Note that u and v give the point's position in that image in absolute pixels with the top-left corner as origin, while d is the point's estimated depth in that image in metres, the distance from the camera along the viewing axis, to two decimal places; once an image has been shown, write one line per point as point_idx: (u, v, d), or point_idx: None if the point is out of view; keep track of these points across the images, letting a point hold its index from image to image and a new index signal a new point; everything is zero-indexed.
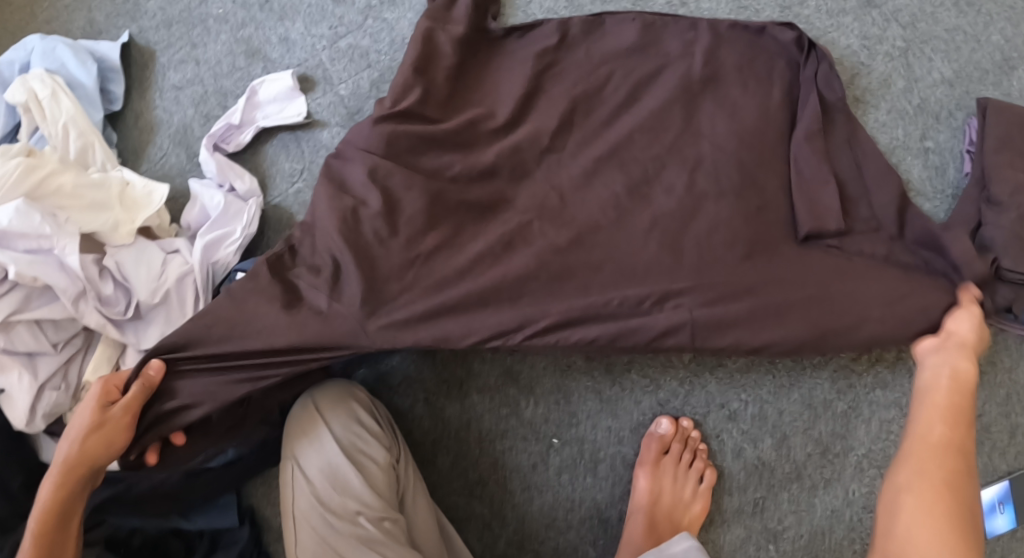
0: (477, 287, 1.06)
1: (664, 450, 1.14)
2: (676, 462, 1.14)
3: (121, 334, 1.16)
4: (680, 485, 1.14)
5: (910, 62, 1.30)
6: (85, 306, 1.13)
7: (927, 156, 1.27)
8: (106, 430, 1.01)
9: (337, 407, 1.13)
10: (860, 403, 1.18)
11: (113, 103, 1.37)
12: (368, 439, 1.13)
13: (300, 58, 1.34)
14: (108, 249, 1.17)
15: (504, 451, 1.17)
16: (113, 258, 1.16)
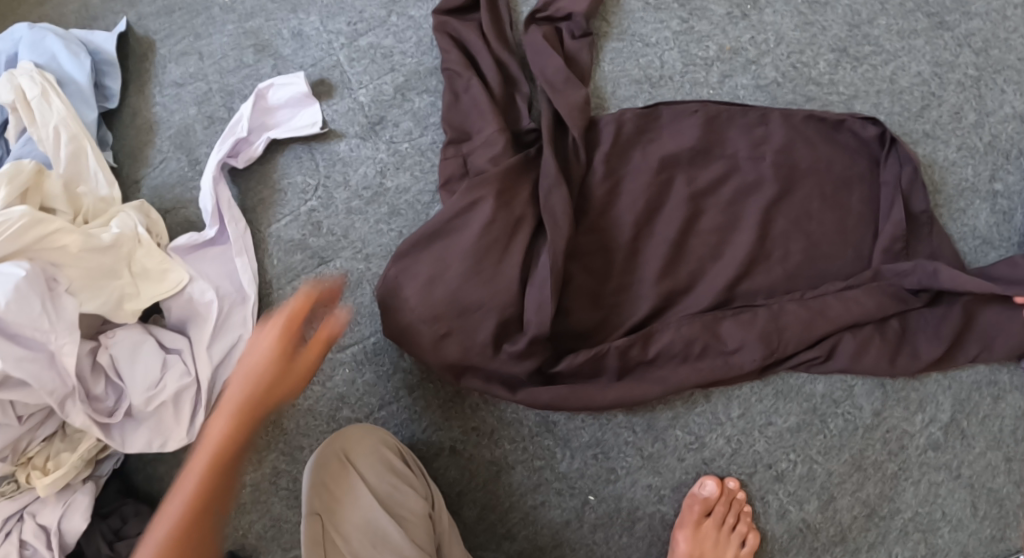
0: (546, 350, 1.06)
1: (707, 512, 1.08)
2: (719, 525, 1.07)
3: (107, 435, 1.10)
4: (721, 548, 1.08)
5: (982, 94, 1.20)
6: (72, 406, 1.06)
7: (996, 198, 1.18)
8: (289, 377, 0.87)
9: (370, 457, 1.05)
10: (895, 421, 1.13)
11: (109, 100, 1.26)
12: (404, 490, 1.05)
13: (315, 56, 1.22)
14: (104, 340, 1.11)
15: (536, 505, 1.10)
16: (107, 353, 1.10)
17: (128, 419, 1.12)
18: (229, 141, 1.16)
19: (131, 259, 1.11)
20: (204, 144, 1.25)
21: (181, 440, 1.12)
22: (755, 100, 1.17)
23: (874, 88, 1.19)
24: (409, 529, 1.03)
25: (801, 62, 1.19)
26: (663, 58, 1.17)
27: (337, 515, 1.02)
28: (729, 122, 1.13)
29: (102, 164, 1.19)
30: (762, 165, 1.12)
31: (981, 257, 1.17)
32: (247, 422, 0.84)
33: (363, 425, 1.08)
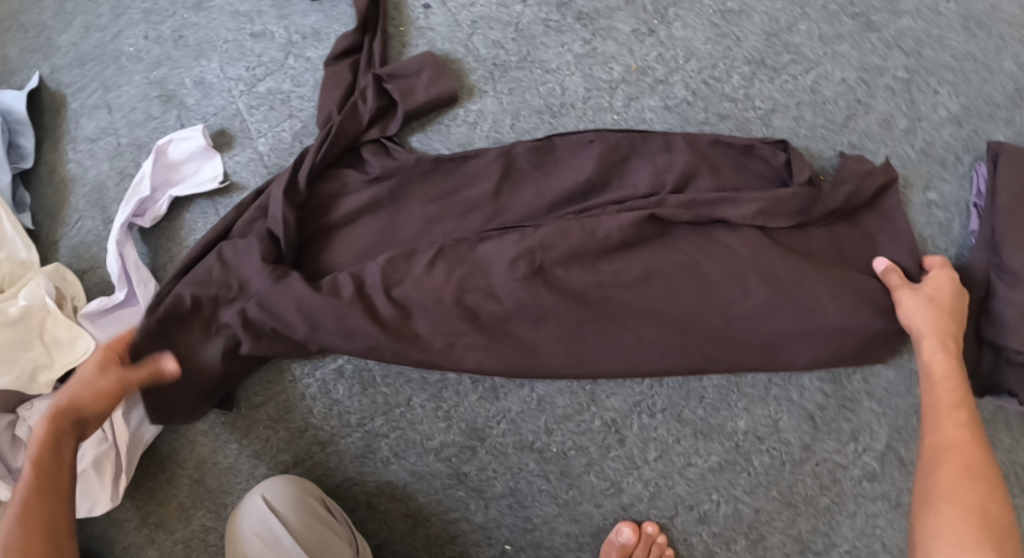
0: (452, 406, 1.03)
1: None
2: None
3: None
4: None
5: (914, 98, 1.12)
6: None
7: (930, 210, 1.11)
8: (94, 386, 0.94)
9: (296, 505, 1.05)
10: (826, 454, 1.07)
11: (24, 159, 1.24)
12: (327, 537, 1.05)
13: (217, 105, 1.19)
14: (22, 412, 1.12)
15: (455, 556, 1.09)
16: (27, 425, 1.12)
17: None
18: (135, 199, 1.14)
19: (42, 328, 1.13)
20: (118, 200, 1.23)
21: (108, 503, 1.12)
22: (664, 123, 1.12)
23: (796, 100, 1.12)
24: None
25: (713, 77, 1.12)
26: (565, 84, 1.13)
27: None
28: (628, 155, 1.07)
29: (19, 228, 1.20)
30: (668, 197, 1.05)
31: None
32: (48, 451, 0.90)
33: (287, 476, 1.08)
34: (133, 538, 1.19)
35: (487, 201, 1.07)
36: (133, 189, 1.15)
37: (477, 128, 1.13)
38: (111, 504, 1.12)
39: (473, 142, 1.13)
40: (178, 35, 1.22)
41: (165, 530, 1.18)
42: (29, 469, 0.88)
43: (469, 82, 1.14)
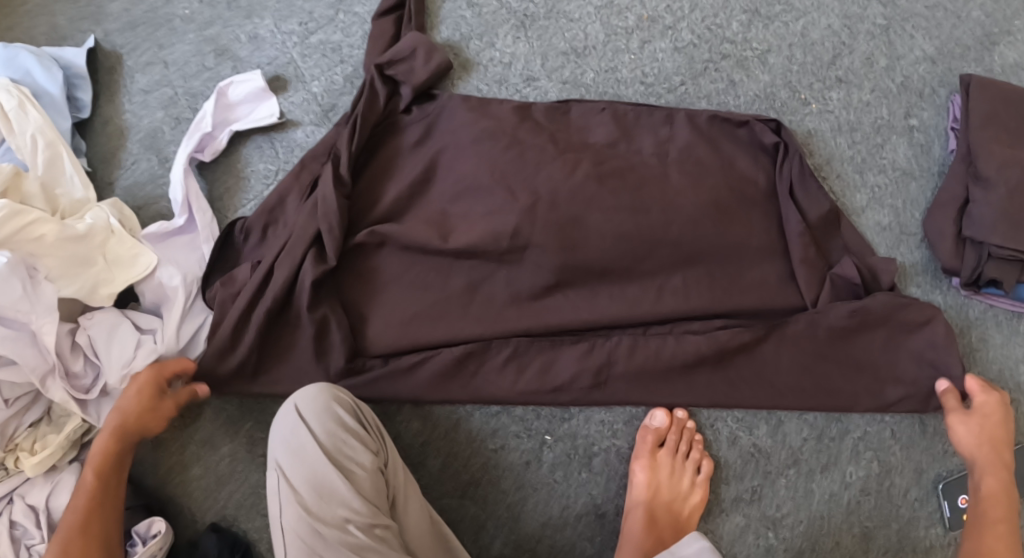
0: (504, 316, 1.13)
1: (660, 442, 1.14)
2: (673, 453, 1.13)
3: (85, 411, 1.17)
4: (677, 477, 1.13)
5: (892, 41, 1.29)
6: (53, 383, 1.14)
7: (913, 134, 1.26)
8: (155, 413, 1.09)
9: (323, 415, 1.08)
10: None
11: (81, 110, 1.35)
12: (354, 445, 1.07)
13: (270, 55, 1.31)
14: (82, 322, 1.19)
15: (496, 449, 1.15)
16: (87, 333, 1.18)
17: (107, 396, 1.19)
18: (196, 136, 1.25)
19: (105, 247, 1.20)
20: (173, 143, 1.33)
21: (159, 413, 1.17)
22: (673, 62, 1.26)
23: (787, 42, 1.28)
24: (355, 481, 1.06)
25: (715, 24, 1.28)
26: (587, 31, 1.27)
27: (292, 473, 1.05)
28: (635, 121, 1.18)
29: (77, 167, 1.28)
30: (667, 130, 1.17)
31: (903, 187, 1.24)
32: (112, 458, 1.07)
33: (317, 384, 1.10)
34: (176, 457, 1.23)
35: None
36: (195, 127, 1.26)
37: (512, 67, 1.25)
38: None
39: (508, 79, 1.25)
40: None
41: (212, 446, 1.23)
42: (94, 470, 1.06)
43: (501, 31, 1.27)
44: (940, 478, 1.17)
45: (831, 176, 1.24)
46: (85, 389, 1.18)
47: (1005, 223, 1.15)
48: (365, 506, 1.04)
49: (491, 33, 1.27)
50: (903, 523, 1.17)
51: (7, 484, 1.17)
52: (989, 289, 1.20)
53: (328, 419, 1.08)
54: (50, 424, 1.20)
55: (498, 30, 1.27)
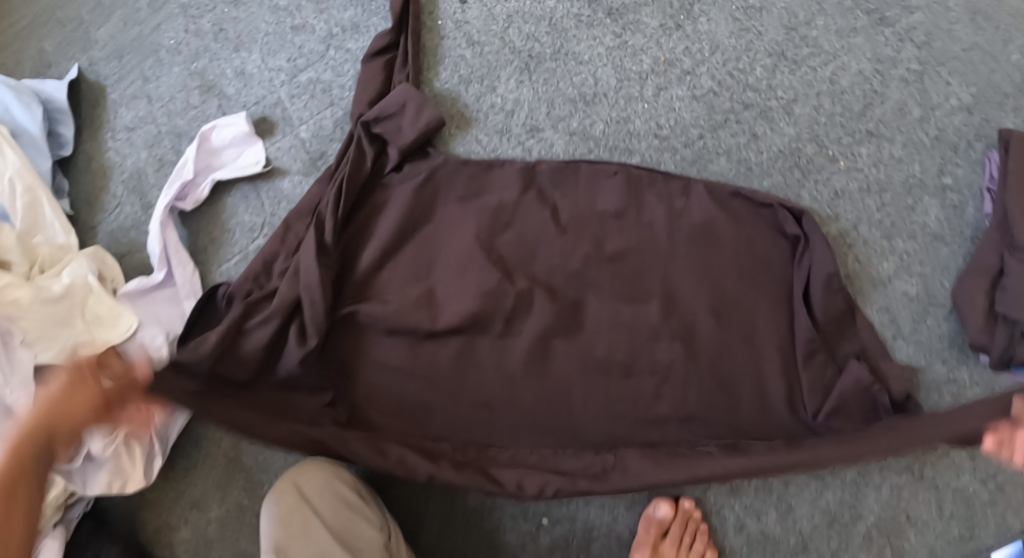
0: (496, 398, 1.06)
1: (664, 533, 1.08)
2: (678, 545, 1.07)
3: (67, 480, 1.12)
4: None
5: (926, 87, 1.19)
6: None
7: (946, 193, 1.17)
8: (73, 395, 0.83)
9: (325, 491, 1.04)
10: None
11: (63, 147, 1.28)
12: (359, 520, 1.03)
13: (258, 95, 1.23)
14: None
15: (492, 529, 1.10)
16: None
17: (88, 463, 1.13)
18: (177, 183, 1.17)
19: (84, 306, 1.15)
20: (156, 186, 1.26)
21: (140, 481, 1.14)
22: (692, 111, 1.16)
23: (815, 90, 1.18)
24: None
25: (737, 69, 1.18)
26: (597, 75, 1.17)
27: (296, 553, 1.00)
28: (649, 186, 1.12)
29: (57, 213, 1.22)
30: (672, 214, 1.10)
31: (933, 254, 1.16)
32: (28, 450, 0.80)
33: (314, 460, 1.07)
34: (163, 519, 1.19)
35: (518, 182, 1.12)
36: (176, 174, 1.18)
37: (514, 117, 1.17)
38: (141, 484, 1.14)
39: (510, 130, 1.16)
40: (219, 29, 1.27)
41: (198, 509, 1.19)
42: None
43: (504, 73, 1.18)
44: None
45: (858, 243, 1.15)
46: (68, 455, 1.12)
47: None
48: None
49: (492, 76, 1.18)
50: None
51: None
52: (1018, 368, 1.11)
53: (331, 495, 1.04)
54: None
55: (500, 72, 1.19)
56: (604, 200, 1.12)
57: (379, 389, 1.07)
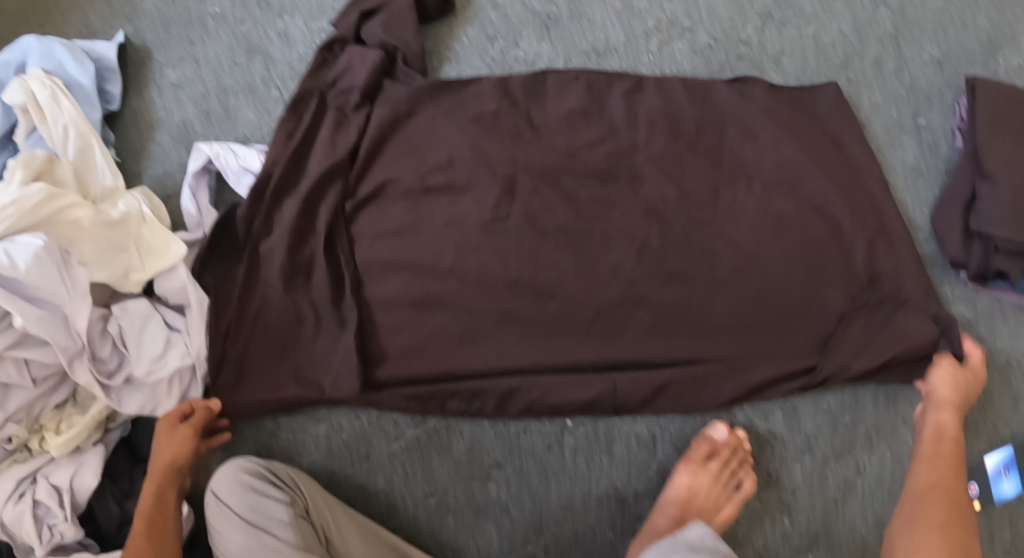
0: (474, 184, 1.22)
1: (710, 455, 1.16)
2: (722, 466, 1.16)
3: (106, 396, 1.18)
4: (716, 487, 1.15)
5: (900, 45, 1.32)
6: (80, 365, 1.16)
7: (920, 138, 1.30)
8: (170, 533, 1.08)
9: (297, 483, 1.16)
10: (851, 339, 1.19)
11: (111, 102, 1.38)
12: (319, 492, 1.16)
13: (301, 54, 1.37)
14: (114, 311, 1.20)
15: (518, 433, 1.19)
16: (118, 323, 1.20)
17: (128, 385, 1.20)
18: (226, 156, 1.27)
19: (138, 234, 1.23)
20: (203, 137, 1.36)
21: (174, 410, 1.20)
22: (691, 63, 1.30)
23: (800, 46, 1.32)
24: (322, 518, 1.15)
25: (731, 28, 1.32)
26: (608, 33, 1.31)
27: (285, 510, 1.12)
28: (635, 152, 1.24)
29: (108, 158, 1.31)
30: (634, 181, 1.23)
31: (913, 186, 1.29)
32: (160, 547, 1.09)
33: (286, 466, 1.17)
34: None
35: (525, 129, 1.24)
36: (229, 148, 1.27)
37: (535, 67, 1.30)
38: None
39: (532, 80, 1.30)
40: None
41: (235, 432, 1.23)
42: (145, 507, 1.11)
43: (526, 31, 1.31)
44: None
45: None
46: (108, 375, 1.19)
47: (1012, 219, 1.20)
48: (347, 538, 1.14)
49: (515, 34, 1.31)
50: None
51: (31, 464, 1.21)
52: (995, 282, 1.24)
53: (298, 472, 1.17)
54: (76, 406, 1.23)
55: (522, 31, 1.31)
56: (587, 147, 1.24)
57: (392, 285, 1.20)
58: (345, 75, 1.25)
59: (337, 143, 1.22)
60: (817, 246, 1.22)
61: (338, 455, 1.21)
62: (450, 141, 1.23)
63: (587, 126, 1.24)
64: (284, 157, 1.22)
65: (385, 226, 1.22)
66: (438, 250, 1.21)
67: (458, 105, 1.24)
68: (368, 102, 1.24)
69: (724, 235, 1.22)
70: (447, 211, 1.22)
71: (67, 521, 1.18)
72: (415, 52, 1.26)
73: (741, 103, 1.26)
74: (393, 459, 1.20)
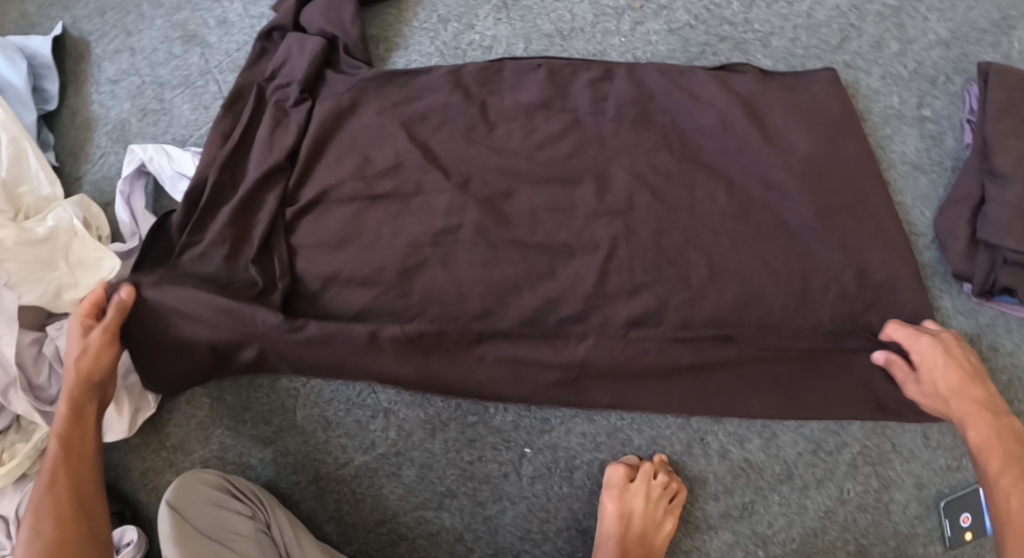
0: (422, 185, 1.10)
1: (632, 478, 1.08)
2: (647, 490, 1.06)
3: (48, 423, 1.17)
4: (651, 508, 1.07)
5: (904, 22, 1.18)
6: (14, 395, 1.14)
7: (922, 130, 1.17)
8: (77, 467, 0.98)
9: (253, 501, 1.11)
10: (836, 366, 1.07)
11: (48, 102, 1.29)
12: (276, 510, 1.11)
13: (239, 41, 1.26)
14: (49, 333, 1.18)
15: (473, 461, 1.10)
16: (54, 344, 1.17)
17: None
18: (159, 160, 1.21)
19: (69, 248, 1.18)
20: (139, 135, 1.27)
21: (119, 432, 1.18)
22: (668, 44, 1.16)
23: (791, 23, 1.17)
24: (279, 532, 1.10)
25: (713, 3, 1.17)
26: (574, 11, 1.17)
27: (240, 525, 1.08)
28: (602, 145, 1.10)
29: (43, 164, 1.24)
30: (598, 179, 1.09)
31: (912, 182, 1.16)
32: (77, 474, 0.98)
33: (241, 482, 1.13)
34: (150, 462, 1.21)
35: (479, 124, 1.11)
36: (162, 150, 1.21)
37: (492, 52, 1.16)
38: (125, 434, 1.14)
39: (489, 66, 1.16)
40: None
41: (183, 453, 1.19)
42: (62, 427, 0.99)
43: (482, 10, 1.17)
44: (941, 496, 1.11)
45: None
46: (50, 401, 1.17)
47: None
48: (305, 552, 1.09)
49: (471, 14, 1.17)
50: (902, 539, 1.11)
51: None
52: (1001, 297, 1.11)
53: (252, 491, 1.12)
54: (20, 432, 1.21)
55: (478, 10, 1.17)
56: (549, 140, 1.10)
57: (334, 300, 1.09)
58: (285, 66, 1.13)
59: (276, 142, 1.10)
60: (811, 256, 1.07)
61: (287, 479, 1.15)
62: (395, 140, 1.11)
63: (547, 120, 1.11)
64: (219, 160, 1.11)
65: (326, 235, 1.10)
66: (382, 262, 1.08)
67: (407, 99, 1.12)
68: (308, 96, 1.12)
69: (710, 241, 1.08)
70: (390, 217, 1.09)
71: (16, 553, 1.18)
72: (358, 40, 1.14)
73: (731, 97, 1.10)
74: (342, 485, 1.13)
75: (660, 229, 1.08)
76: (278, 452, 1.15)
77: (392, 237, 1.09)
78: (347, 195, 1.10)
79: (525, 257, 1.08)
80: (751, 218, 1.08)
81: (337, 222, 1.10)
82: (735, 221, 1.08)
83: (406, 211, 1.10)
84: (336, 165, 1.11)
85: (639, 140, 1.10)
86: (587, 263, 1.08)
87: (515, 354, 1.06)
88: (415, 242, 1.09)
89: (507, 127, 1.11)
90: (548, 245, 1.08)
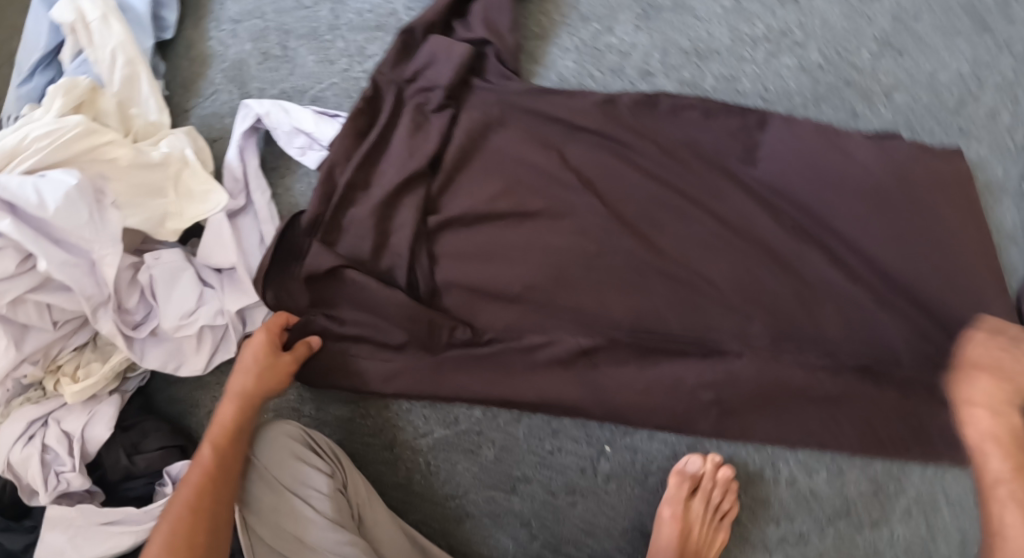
0: (543, 181, 1.14)
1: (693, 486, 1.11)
2: (705, 498, 1.10)
3: (128, 347, 1.17)
4: (706, 516, 1.10)
5: (1018, 97, 1.19)
6: (103, 314, 1.15)
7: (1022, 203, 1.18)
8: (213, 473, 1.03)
9: (328, 460, 1.10)
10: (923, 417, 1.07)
11: (165, 30, 1.30)
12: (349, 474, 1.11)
13: (373, 3, 1.27)
14: (145, 261, 1.19)
15: (552, 451, 1.13)
16: (149, 272, 1.18)
17: (155, 335, 1.19)
18: (277, 114, 1.22)
19: (178, 177, 1.21)
20: (257, 78, 1.29)
21: (196, 368, 1.21)
22: (799, 81, 1.19)
23: (914, 80, 1.20)
24: (349, 494, 1.10)
25: (845, 49, 1.20)
26: (713, 32, 1.20)
27: (315, 486, 1.07)
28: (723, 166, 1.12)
29: (155, 90, 1.27)
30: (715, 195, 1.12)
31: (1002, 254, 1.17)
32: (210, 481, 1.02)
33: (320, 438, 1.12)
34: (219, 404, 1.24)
35: (608, 125, 1.14)
36: (279, 105, 1.22)
37: (629, 58, 1.19)
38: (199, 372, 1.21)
39: (624, 70, 1.19)
40: None
41: None
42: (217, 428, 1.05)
43: (621, 17, 1.20)
44: None
45: None
46: (133, 325, 1.18)
47: None
48: (370, 518, 1.10)
49: (611, 18, 1.21)
50: None
51: (44, 407, 1.20)
52: None
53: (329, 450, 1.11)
54: (96, 351, 1.22)
55: (619, 15, 1.21)
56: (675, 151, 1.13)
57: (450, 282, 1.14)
58: (426, 71, 1.19)
59: (409, 130, 1.18)
60: (914, 321, 1.07)
61: (360, 439, 1.17)
62: (525, 136, 1.16)
63: (673, 134, 1.13)
64: (356, 160, 1.18)
65: (448, 214, 1.15)
66: (495, 257, 1.13)
67: (540, 94, 1.16)
68: (453, 103, 1.18)
69: (816, 278, 1.09)
70: (506, 208, 1.14)
71: (74, 471, 1.17)
72: (511, 49, 1.19)
73: (870, 151, 1.10)
74: (418, 454, 1.15)
75: (768, 256, 1.10)
76: (357, 414, 1.17)
77: (506, 227, 1.14)
78: (470, 187, 1.16)
79: (633, 266, 1.11)
80: (861, 262, 1.09)
81: (463, 208, 1.15)
82: (842, 260, 1.09)
83: (527, 206, 1.13)
84: (463, 153, 1.16)
85: (762, 168, 1.12)
86: (691, 278, 1.10)
87: (614, 368, 1.10)
88: (531, 238, 1.13)
89: (632, 136, 1.13)
90: (656, 253, 1.11)
